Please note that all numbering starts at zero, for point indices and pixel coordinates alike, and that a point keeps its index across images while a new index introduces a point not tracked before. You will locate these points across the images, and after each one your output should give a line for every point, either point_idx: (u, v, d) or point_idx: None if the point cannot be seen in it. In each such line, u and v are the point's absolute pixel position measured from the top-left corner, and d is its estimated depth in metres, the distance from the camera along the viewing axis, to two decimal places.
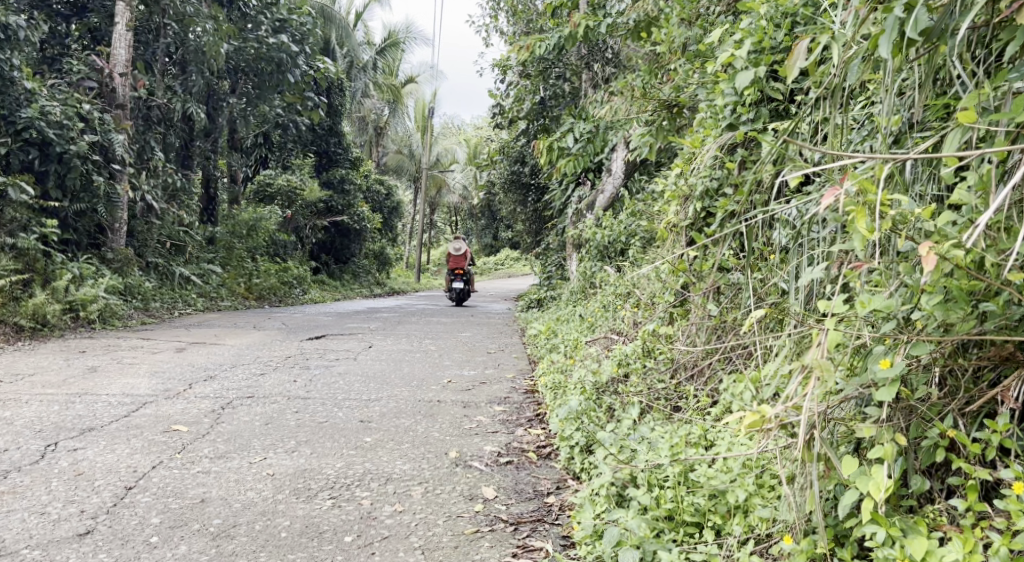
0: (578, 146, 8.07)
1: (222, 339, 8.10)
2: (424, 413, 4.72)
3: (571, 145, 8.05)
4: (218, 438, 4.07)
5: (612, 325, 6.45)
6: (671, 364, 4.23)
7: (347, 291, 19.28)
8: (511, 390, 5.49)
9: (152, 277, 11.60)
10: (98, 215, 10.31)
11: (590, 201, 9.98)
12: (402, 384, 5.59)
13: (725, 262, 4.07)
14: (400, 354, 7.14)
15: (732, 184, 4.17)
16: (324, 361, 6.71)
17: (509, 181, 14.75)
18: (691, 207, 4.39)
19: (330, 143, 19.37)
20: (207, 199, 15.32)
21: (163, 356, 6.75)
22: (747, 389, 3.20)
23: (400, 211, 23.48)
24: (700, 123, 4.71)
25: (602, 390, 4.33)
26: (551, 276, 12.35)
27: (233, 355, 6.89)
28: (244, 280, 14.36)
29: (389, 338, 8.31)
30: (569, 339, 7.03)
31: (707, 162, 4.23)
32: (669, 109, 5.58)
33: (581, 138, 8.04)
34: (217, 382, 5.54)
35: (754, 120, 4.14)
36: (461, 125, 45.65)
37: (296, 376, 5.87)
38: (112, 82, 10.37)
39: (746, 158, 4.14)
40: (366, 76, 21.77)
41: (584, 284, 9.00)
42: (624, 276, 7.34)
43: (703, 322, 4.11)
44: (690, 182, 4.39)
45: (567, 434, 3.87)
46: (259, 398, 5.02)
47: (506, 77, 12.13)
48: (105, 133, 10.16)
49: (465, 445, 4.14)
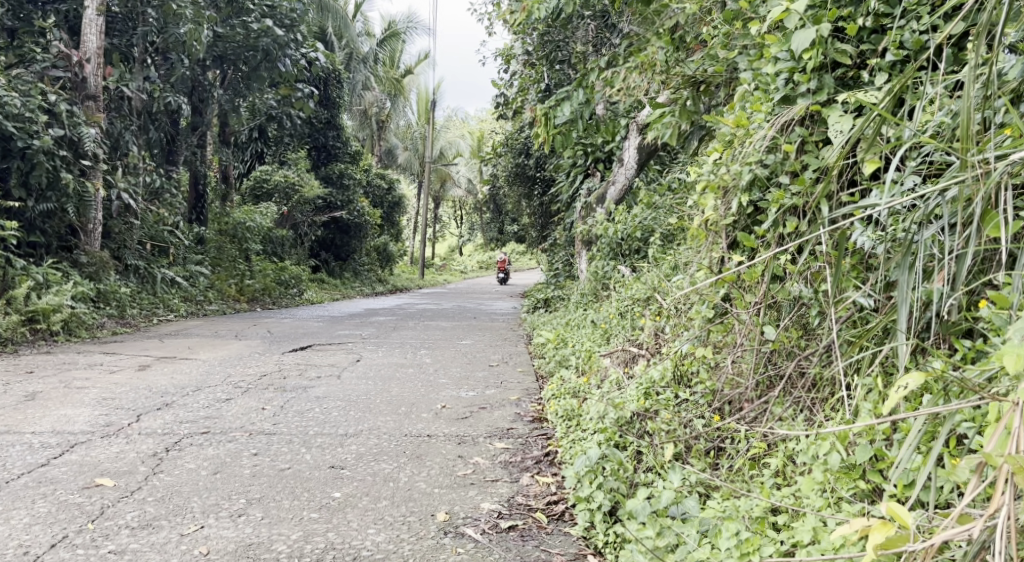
0: (571, 116, 6.97)
1: (195, 353, 7.28)
2: (409, 454, 3.92)
3: (566, 118, 6.99)
4: (150, 497, 3.26)
5: (631, 336, 5.65)
6: (713, 399, 3.47)
7: (347, 290, 18.42)
8: (515, 418, 4.67)
9: (130, 281, 10.81)
10: (68, 216, 9.51)
11: (600, 194, 9.10)
12: (389, 411, 4.78)
13: (779, 271, 3.34)
14: (391, 369, 6.33)
15: (790, 171, 3.34)
16: (302, 380, 5.88)
17: (513, 174, 13.89)
18: (734, 200, 3.53)
19: (327, 135, 18.57)
20: (195, 196, 14.19)
21: (120, 376, 5.92)
22: (832, 449, 2.52)
23: (402, 205, 22.64)
24: (743, 99, 3.87)
25: (625, 429, 3.55)
26: (559, 274, 11.48)
27: (202, 374, 6.07)
28: (235, 282, 13.57)
29: (382, 349, 7.48)
30: (581, 352, 6.23)
31: (757, 144, 3.42)
32: (693, 85, 5.12)
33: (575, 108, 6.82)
34: (171, 412, 4.73)
35: (816, 92, 3.30)
36: (466, 119, 44.83)
37: (267, 402, 5.06)
38: (82, 71, 9.58)
39: (807, 140, 3.32)
40: (365, 67, 20.93)
41: (596, 286, 8.12)
42: (642, 277, 6.52)
43: (754, 347, 3.34)
44: (732, 171, 3.57)
45: (586, 493, 3.11)
46: (215, 435, 4.21)
47: (509, 62, 11.28)
48: (74, 127, 9.32)
49: (458, 501, 3.34)
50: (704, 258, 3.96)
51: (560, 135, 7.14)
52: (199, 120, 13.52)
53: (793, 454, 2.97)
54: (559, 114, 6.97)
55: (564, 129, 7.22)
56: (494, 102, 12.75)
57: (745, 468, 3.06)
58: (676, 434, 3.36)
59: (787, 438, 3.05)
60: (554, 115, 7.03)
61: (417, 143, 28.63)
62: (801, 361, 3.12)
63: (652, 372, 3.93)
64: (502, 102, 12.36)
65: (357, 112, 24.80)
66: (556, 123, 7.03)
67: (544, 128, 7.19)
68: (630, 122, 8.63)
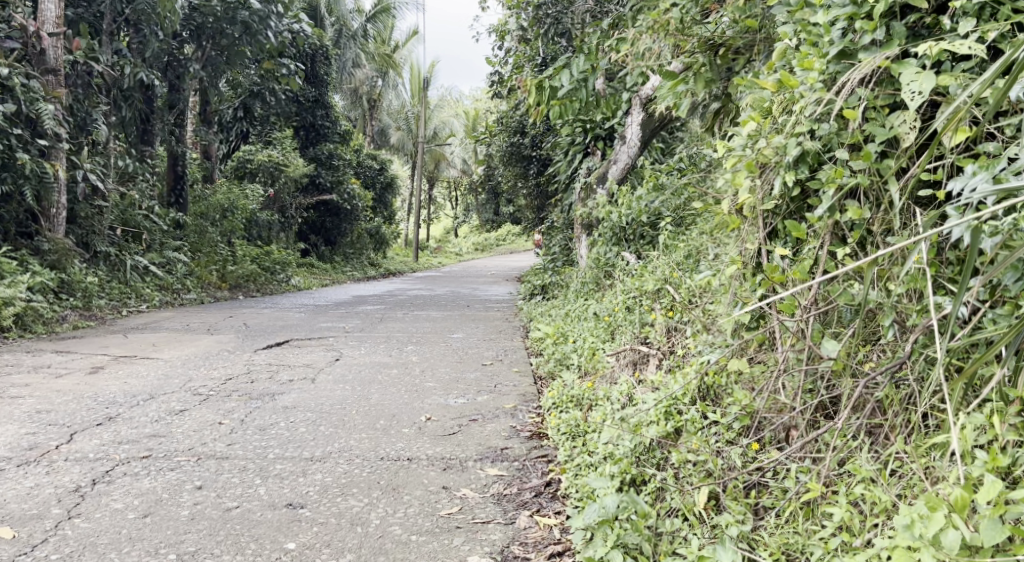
0: (572, 89, 6.33)
1: (159, 351, 6.63)
2: (385, 485, 3.30)
3: (564, 88, 6.26)
4: (55, 555, 2.69)
5: (641, 334, 5.06)
6: (750, 424, 2.86)
7: (338, 274, 17.70)
8: (510, 434, 4.04)
9: (99, 269, 10.16)
10: (26, 200, 8.92)
11: (600, 172, 8.44)
12: (366, 426, 4.15)
13: (834, 270, 2.72)
14: (373, 371, 5.68)
15: (851, 142, 2.67)
16: (271, 385, 5.23)
17: (508, 153, 13.19)
18: (776, 180, 2.87)
19: (314, 115, 17.83)
20: (174, 178, 13.35)
21: (65, 381, 5.27)
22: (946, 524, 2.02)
23: (394, 187, 21.92)
24: (782, 56, 3.19)
25: (643, 461, 2.97)
26: (556, 259, 10.79)
27: (160, 378, 5.41)
28: (217, 268, 12.86)
29: (364, 345, 6.83)
30: (584, 349, 5.62)
31: (807, 109, 2.74)
32: (712, 48, 4.75)
33: (577, 79, 6.24)
34: (113, 427, 4.10)
35: (883, 44, 2.62)
36: (461, 100, 43.97)
37: (226, 415, 4.41)
38: (40, 42, 8.97)
39: (872, 104, 2.64)
40: (355, 44, 20.15)
41: (598, 273, 7.45)
42: (653, 267, 5.89)
43: (803, 363, 2.73)
44: (771, 144, 2.89)
45: (599, 555, 2.53)
46: (156, 460, 3.56)
47: (503, 38, 10.62)
48: (31, 103, 8.73)
49: (439, 555, 2.73)
50: (734, 250, 3.31)
51: (557, 107, 6.40)
52: (177, 97, 12.86)
53: (860, 500, 2.40)
54: (556, 82, 6.21)
55: (563, 101, 6.47)
56: (488, 79, 12.14)
57: (799, 516, 2.48)
58: (706, 469, 2.77)
59: (850, 479, 2.47)
60: (550, 83, 6.30)
61: (410, 123, 27.90)
62: (867, 382, 2.54)
63: (674, 386, 3.31)
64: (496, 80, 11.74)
65: (347, 90, 24.00)
66: (556, 95, 6.40)
67: (544, 102, 6.50)
68: (633, 95, 7.99)
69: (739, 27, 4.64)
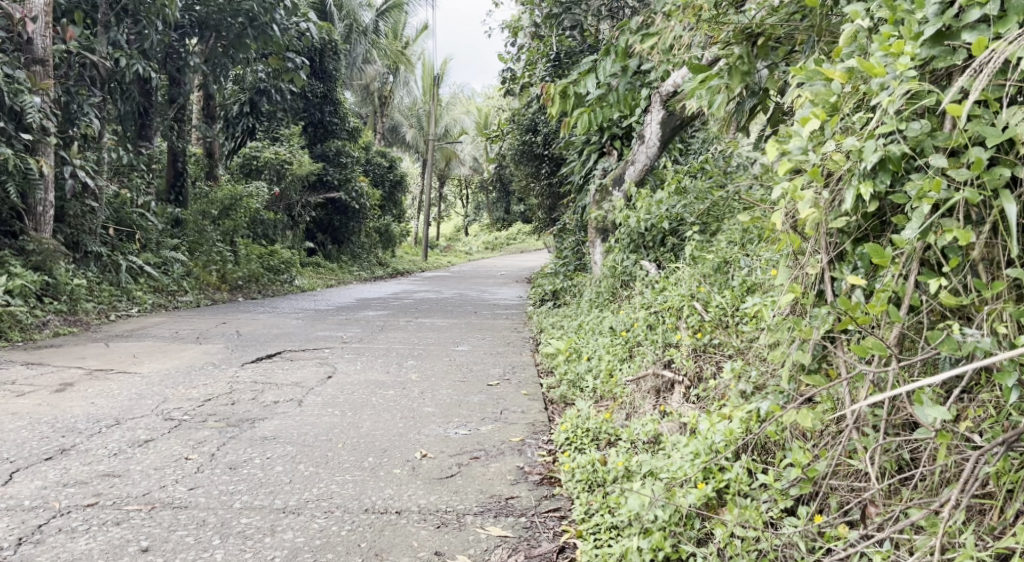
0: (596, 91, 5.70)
1: (139, 363, 6.13)
2: (366, 548, 2.80)
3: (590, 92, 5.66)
4: None
5: (665, 357, 4.53)
6: (814, 491, 2.37)
7: (344, 274, 17.17)
8: (518, 478, 3.49)
9: (88, 270, 9.71)
10: (9, 197, 8.46)
11: (617, 174, 7.91)
12: (353, 466, 3.62)
13: (920, 305, 2.19)
14: (367, 392, 5.16)
15: (954, 145, 2.12)
16: (253, 408, 4.71)
17: (519, 152, 12.67)
18: (847, 189, 2.31)
19: (323, 110, 17.35)
20: (174, 175, 12.88)
21: (24, 400, 4.78)
22: None
23: (404, 185, 21.39)
24: (850, 42, 2.63)
25: (678, 537, 2.49)
26: (569, 263, 10.25)
27: (131, 398, 4.89)
28: (217, 268, 12.38)
29: (361, 360, 6.28)
30: (600, 371, 5.07)
31: (896, 101, 2.17)
32: (749, 40, 4.20)
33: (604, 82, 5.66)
34: (62, 462, 3.60)
35: (997, 23, 2.09)
36: (474, 99, 43.54)
37: (195, 447, 3.89)
38: (27, 31, 8.48)
39: (982, 95, 2.09)
40: (366, 40, 19.64)
41: (613, 283, 6.88)
42: (678, 282, 5.36)
43: (884, 420, 2.22)
44: (844, 145, 2.33)
45: None
46: (101, 510, 3.05)
47: (516, 36, 10.10)
48: (15, 96, 8.24)
49: None
50: (787, 273, 2.78)
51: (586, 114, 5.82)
52: (177, 91, 12.35)
53: None
54: (582, 88, 5.65)
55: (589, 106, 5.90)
56: (500, 77, 11.65)
57: None
58: (758, 550, 2.32)
59: None
60: (576, 90, 5.73)
61: (422, 121, 27.47)
62: (973, 453, 2.04)
63: (712, 434, 2.81)
64: (509, 78, 11.23)
65: (358, 87, 23.56)
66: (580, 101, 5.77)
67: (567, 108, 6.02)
68: (653, 92, 7.44)
69: (781, 13, 4.08)
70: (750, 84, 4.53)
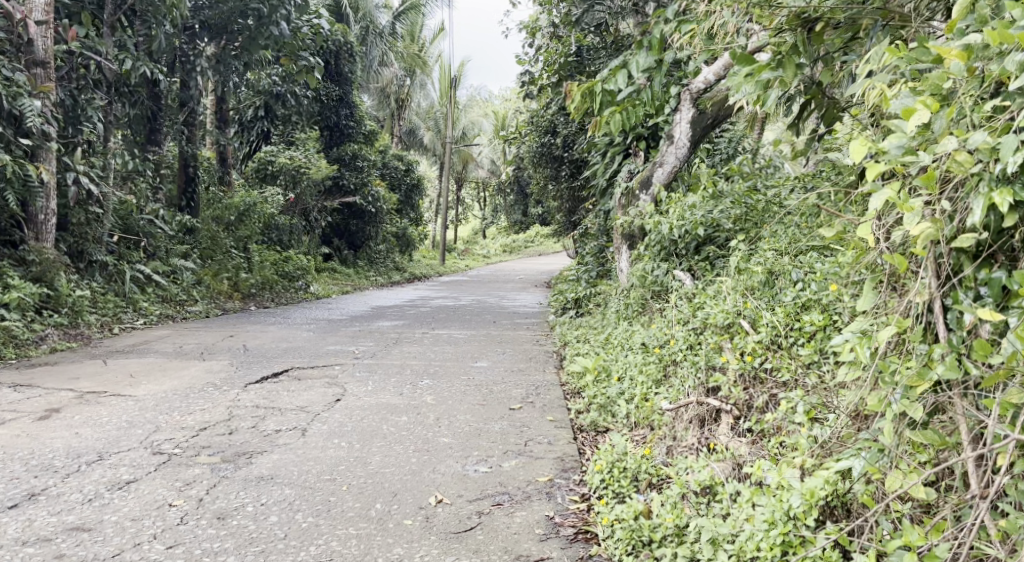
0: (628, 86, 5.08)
1: (136, 384, 5.69)
2: None
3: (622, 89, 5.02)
4: None
5: (704, 383, 3.97)
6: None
7: (361, 281, 16.72)
8: (547, 534, 3.01)
9: (93, 281, 9.32)
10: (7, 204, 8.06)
11: (644, 178, 7.30)
12: (356, 516, 3.15)
13: None
14: (378, 419, 4.68)
15: None
16: (252, 439, 4.25)
17: (538, 155, 12.14)
18: (976, 199, 2.12)
19: (338, 114, 16.86)
20: (185, 180, 12.43)
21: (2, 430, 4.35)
22: None
23: (421, 188, 20.91)
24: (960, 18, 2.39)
25: None
26: (591, 269, 9.73)
27: (120, 427, 4.45)
28: (230, 275, 11.95)
29: (373, 380, 5.80)
30: (633, 396, 4.53)
31: None
32: (803, 25, 3.65)
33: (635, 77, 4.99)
34: (26, 511, 3.17)
35: None
36: (492, 102, 43.11)
37: (181, 490, 3.44)
38: (28, 32, 8.09)
39: None
40: (382, 42, 19.22)
41: (643, 294, 6.30)
42: (717, 299, 4.81)
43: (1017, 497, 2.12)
44: (974, 142, 2.12)
45: None
46: None
47: (535, 35, 9.59)
48: (13, 100, 7.84)
49: None
50: (874, 307, 2.56)
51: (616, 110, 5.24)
52: (188, 94, 11.92)
53: None
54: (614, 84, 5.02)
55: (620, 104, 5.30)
56: (518, 78, 11.16)
57: None
58: None
59: None
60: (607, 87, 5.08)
61: (439, 124, 27.04)
62: None
63: (787, 494, 2.65)
64: (527, 80, 10.77)
65: (375, 89, 23.12)
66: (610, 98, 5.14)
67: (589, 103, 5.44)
68: (682, 89, 6.92)
69: None
70: (802, 78, 3.97)
